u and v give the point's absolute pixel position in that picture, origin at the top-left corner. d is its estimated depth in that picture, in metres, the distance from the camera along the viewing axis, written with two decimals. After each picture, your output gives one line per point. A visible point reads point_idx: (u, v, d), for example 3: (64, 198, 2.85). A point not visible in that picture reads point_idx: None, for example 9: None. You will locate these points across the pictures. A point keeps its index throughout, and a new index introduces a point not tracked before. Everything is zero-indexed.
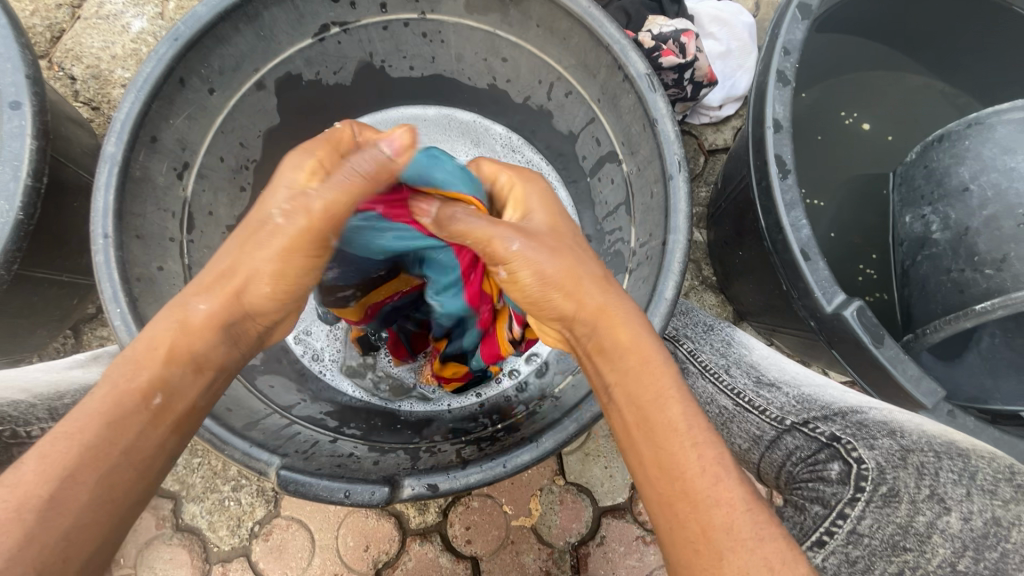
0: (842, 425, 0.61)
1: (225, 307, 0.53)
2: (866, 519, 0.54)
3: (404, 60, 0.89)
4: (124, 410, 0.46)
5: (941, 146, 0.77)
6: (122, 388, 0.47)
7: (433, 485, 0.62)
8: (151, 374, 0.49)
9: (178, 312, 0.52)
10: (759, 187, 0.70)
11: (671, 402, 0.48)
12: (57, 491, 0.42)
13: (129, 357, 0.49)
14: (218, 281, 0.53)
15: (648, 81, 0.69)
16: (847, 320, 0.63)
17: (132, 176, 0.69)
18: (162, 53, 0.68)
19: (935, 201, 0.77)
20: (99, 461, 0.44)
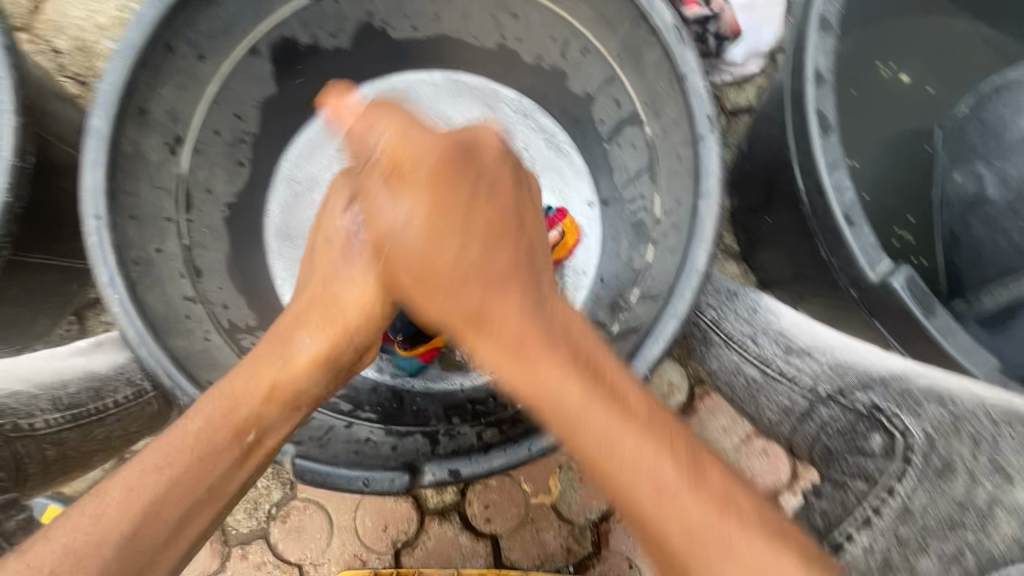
0: (885, 394, 0.59)
1: (326, 341, 0.60)
2: (920, 495, 0.56)
3: (406, 19, 0.83)
4: (214, 447, 0.52)
5: (990, 104, 0.81)
6: (217, 424, 0.53)
7: (456, 471, 0.60)
8: (249, 410, 0.55)
9: (286, 347, 0.59)
10: (795, 147, 0.65)
11: (614, 438, 0.46)
12: (141, 522, 0.47)
13: (225, 394, 0.55)
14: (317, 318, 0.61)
15: (676, 34, 0.63)
16: (895, 290, 0.59)
17: (122, 152, 0.64)
18: (145, 16, 0.62)
19: (990, 156, 0.76)
20: (186, 494, 0.50)
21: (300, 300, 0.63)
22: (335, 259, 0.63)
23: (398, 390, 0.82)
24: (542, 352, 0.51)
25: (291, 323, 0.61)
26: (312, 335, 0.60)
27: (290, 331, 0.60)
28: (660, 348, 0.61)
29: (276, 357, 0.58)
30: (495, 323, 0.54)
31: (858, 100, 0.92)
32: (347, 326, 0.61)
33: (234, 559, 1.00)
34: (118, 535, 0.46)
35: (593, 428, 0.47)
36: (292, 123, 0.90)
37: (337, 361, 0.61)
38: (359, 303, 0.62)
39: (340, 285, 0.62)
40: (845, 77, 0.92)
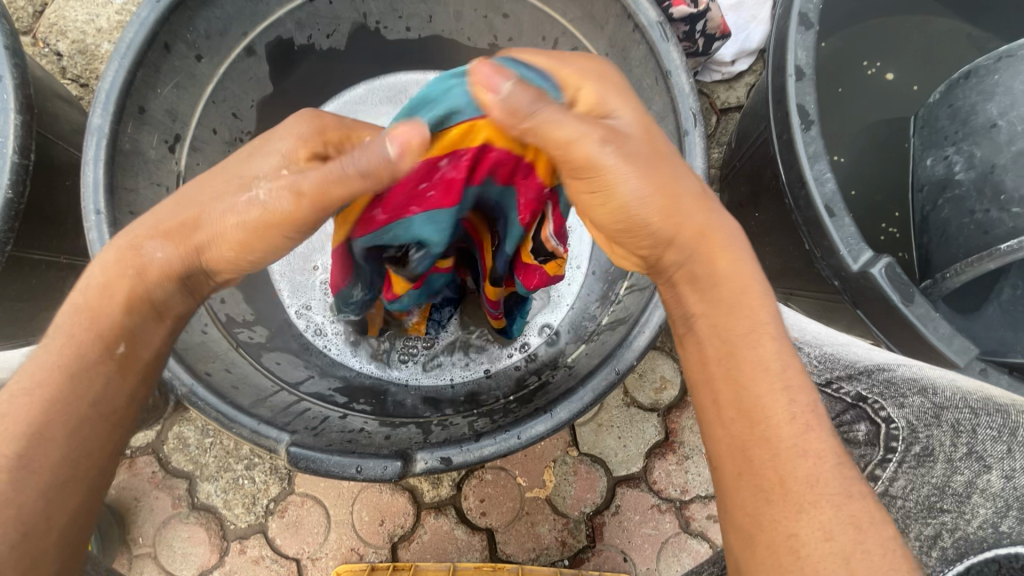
0: (868, 383, 0.60)
1: (180, 258, 0.49)
2: (900, 480, 0.56)
3: (400, 20, 0.85)
4: (88, 363, 0.47)
5: (964, 83, 0.75)
6: (81, 339, 0.47)
7: (446, 458, 0.61)
8: (111, 325, 0.48)
9: (135, 259, 0.48)
10: (778, 141, 0.66)
11: (763, 338, 0.47)
12: (26, 450, 0.44)
13: (82, 307, 0.48)
14: (175, 230, 0.48)
15: (660, 31, 0.65)
16: (874, 278, 0.60)
17: (122, 149, 0.66)
18: (144, 17, 0.64)
19: (959, 140, 0.75)
20: (67, 415, 0.45)
21: (156, 212, 0.50)
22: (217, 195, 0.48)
23: (393, 384, 0.85)
24: (729, 234, 0.49)
25: (138, 229, 0.49)
26: (162, 245, 0.49)
27: (139, 241, 0.49)
28: (647, 337, 0.62)
29: (127, 267, 0.48)
30: (712, 242, 0.48)
31: (844, 97, 0.94)
32: (212, 253, 0.49)
33: (233, 553, 1.01)
34: (7, 458, 0.43)
35: (797, 384, 0.45)
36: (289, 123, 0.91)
37: (200, 283, 0.52)
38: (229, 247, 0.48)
39: (212, 212, 0.48)
40: (830, 75, 0.94)
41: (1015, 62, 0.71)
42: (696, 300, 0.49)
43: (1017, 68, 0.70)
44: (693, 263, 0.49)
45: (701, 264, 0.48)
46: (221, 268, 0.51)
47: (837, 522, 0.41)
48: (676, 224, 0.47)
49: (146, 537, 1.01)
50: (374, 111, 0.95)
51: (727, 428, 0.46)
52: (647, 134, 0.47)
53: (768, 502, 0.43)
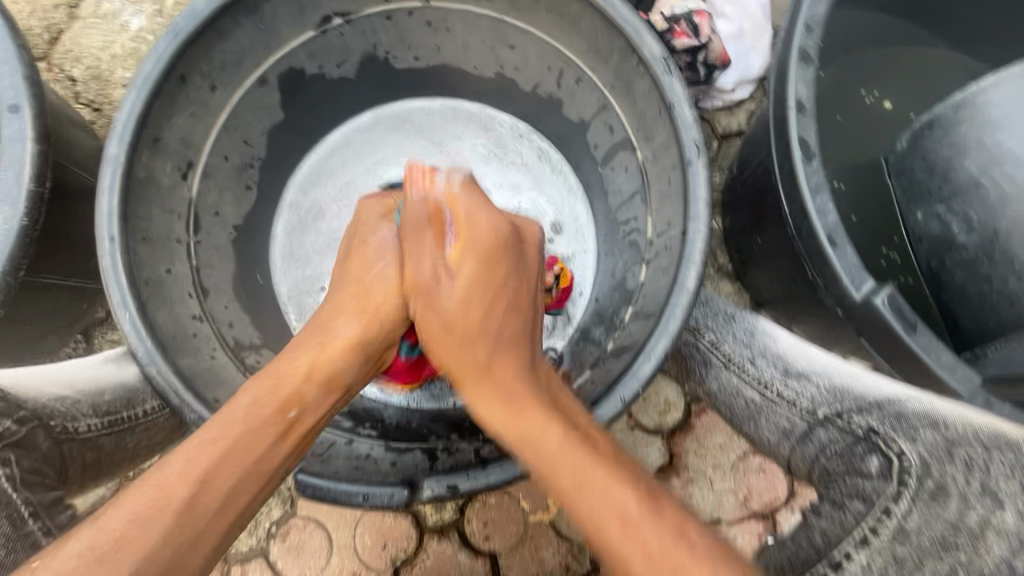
0: (881, 416, 0.60)
1: (361, 326, 0.63)
2: (914, 515, 0.54)
3: (409, 50, 0.87)
4: (261, 422, 0.52)
5: (932, 134, 0.78)
6: (265, 400, 0.54)
7: (453, 486, 0.61)
8: (290, 390, 0.55)
9: (325, 334, 0.61)
10: (781, 171, 0.68)
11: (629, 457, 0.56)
12: (195, 495, 0.47)
13: (274, 373, 0.56)
14: (361, 311, 0.64)
15: (664, 64, 0.67)
16: (877, 308, 0.61)
17: (136, 178, 0.67)
18: (161, 50, 0.66)
19: (947, 198, 0.77)
20: (241, 463, 0.50)
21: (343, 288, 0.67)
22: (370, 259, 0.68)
23: (397, 409, 0.85)
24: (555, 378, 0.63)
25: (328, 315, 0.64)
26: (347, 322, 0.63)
27: (329, 322, 0.63)
28: (651, 366, 0.62)
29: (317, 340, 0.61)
30: (472, 365, 0.60)
31: (843, 125, 0.96)
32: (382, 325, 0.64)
33: None
34: (178, 501, 0.46)
35: (546, 444, 0.52)
36: (297, 147, 0.93)
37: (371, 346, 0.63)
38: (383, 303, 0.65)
39: (372, 280, 0.66)
40: (830, 103, 0.96)
41: (974, 113, 0.74)
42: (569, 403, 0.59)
43: (979, 120, 0.73)
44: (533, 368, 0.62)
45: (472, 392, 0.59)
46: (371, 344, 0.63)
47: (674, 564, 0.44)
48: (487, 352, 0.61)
49: None
50: (378, 139, 0.98)
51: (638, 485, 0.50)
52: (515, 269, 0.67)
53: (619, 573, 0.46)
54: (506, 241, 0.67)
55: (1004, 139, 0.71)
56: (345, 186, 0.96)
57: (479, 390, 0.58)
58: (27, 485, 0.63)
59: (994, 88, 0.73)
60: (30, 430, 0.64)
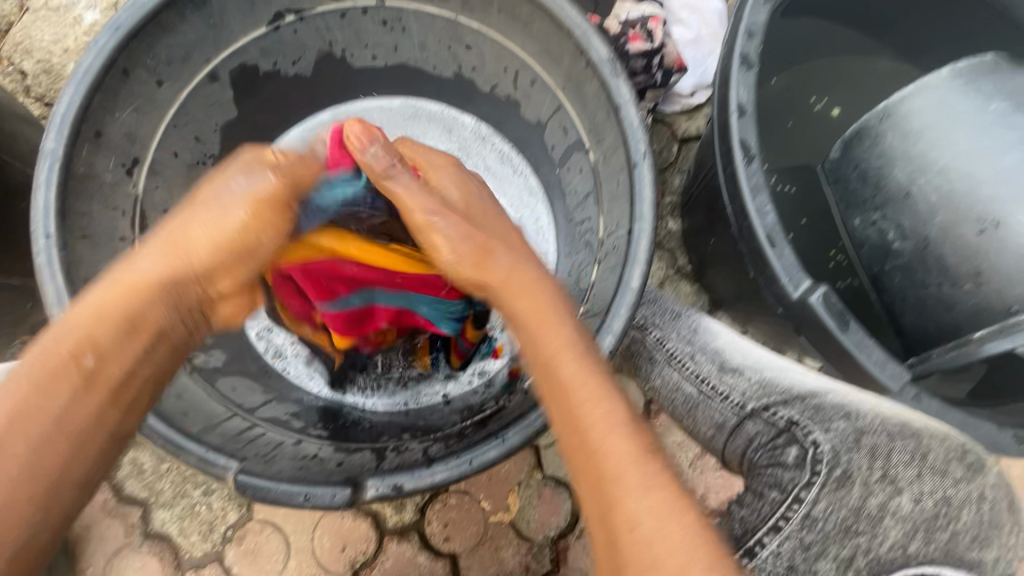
0: (801, 408, 0.61)
1: (167, 266, 0.52)
2: (821, 502, 0.55)
3: (366, 49, 0.87)
4: (55, 372, 0.48)
5: (862, 145, 0.85)
6: (50, 350, 0.48)
7: (398, 485, 0.60)
8: (78, 337, 0.49)
9: (124, 270, 0.52)
10: (724, 173, 0.69)
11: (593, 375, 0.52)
12: (27, 466, 0.46)
13: (72, 317, 0.49)
14: (165, 240, 0.53)
15: (611, 67, 0.68)
16: (813, 306, 0.63)
17: (76, 173, 0.66)
18: (102, 44, 0.65)
19: (881, 206, 0.82)
20: (30, 428, 0.46)
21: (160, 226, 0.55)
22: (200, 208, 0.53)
23: (352, 408, 0.84)
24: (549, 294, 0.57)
25: (134, 252, 0.53)
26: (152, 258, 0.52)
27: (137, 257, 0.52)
28: None
29: (120, 287, 0.51)
30: (520, 288, 0.56)
31: (794, 130, 0.99)
32: (199, 256, 0.52)
33: None
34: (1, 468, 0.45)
35: (571, 375, 0.51)
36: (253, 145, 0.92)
37: (190, 291, 0.53)
38: (215, 238, 0.52)
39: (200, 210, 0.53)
40: (781, 108, 0.98)
41: (897, 123, 0.80)
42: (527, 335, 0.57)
43: (903, 130, 0.79)
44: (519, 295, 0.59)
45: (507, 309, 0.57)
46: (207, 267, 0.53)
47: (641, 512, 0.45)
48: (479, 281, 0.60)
49: (95, 567, 0.97)
50: None
51: (595, 435, 0.49)
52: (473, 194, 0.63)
53: (601, 514, 0.47)
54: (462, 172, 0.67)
55: (929, 149, 0.77)
56: None
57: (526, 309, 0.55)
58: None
59: (911, 100, 0.80)
60: None
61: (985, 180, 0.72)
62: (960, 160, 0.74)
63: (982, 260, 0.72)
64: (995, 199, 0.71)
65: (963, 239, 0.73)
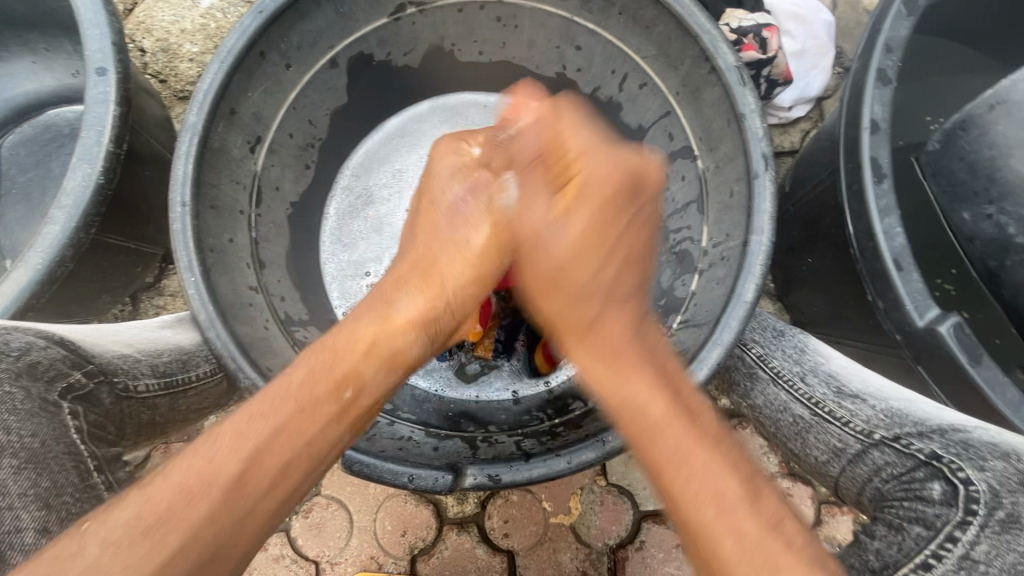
0: (943, 442, 0.56)
1: (426, 303, 0.62)
2: (982, 544, 0.48)
3: (475, 44, 0.88)
4: (319, 398, 0.52)
5: (965, 135, 0.71)
6: (322, 376, 0.54)
7: (496, 476, 0.61)
8: (347, 366, 0.55)
9: (386, 305, 0.61)
10: (847, 191, 0.67)
11: (660, 430, 0.50)
12: (247, 471, 0.48)
13: (329, 345, 0.56)
14: (418, 275, 0.64)
15: (738, 74, 0.67)
16: (942, 336, 0.60)
17: (210, 147, 0.69)
18: (246, 25, 0.68)
19: (998, 200, 0.70)
20: (288, 446, 0.50)
21: (402, 260, 0.67)
22: (438, 220, 0.68)
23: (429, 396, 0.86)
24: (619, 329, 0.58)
25: (393, 283, 0.64)
26: (410, 299, 0.62)
27: (394, 293, 0.62)
28: (703, 374, 0.62)
29: (376, 317, 0.59)
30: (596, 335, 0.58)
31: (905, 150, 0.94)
32: (455, 285, 0.65)
33: (254, 549, 1.01)
34: (228, 476, 0.47)
35: (655, 434, 0.50)
36: (356, 131, 0.95)
37: (439, 320, 0.63)
38: (462, 271, 0.65)
39: (444, 249, 0.66)
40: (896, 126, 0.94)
41: (1011, 109, 0.68)
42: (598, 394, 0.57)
43: (1018, 117, 0.67)
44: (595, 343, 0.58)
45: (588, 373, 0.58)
46: (461, 283, 0.65)
47: None
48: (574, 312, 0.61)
49: None
50: (432, 129, 0.99)
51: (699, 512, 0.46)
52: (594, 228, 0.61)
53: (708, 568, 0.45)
54: (624, 188, 0.60)
55: None
56: (399, 175, 0.98)
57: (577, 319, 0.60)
58: (93, 437, 0.62)
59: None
60: (95, 385, 0.62)
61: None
62: None
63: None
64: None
65: None
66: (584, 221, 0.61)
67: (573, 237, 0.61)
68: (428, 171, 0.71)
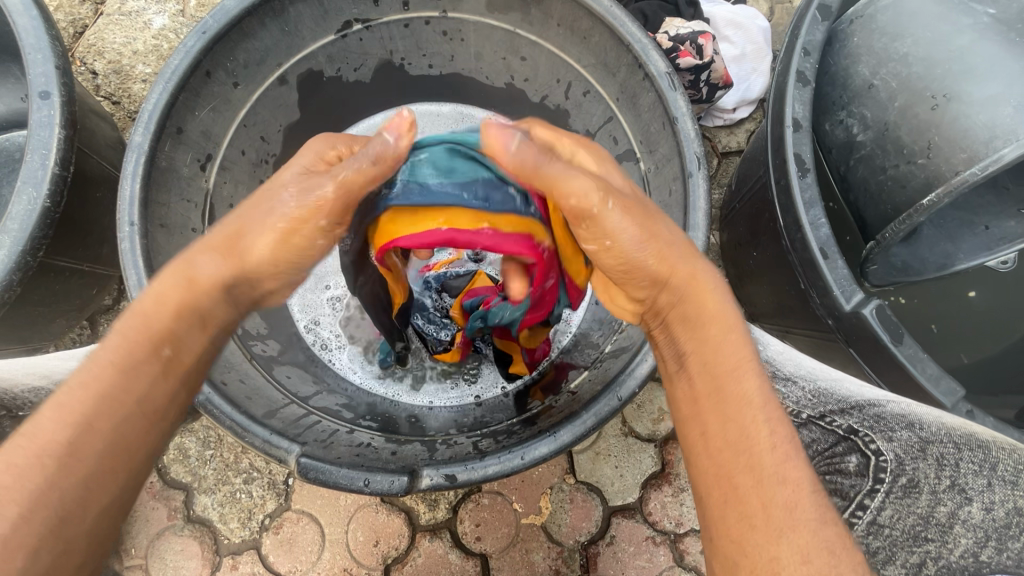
0: (860, 417, 0.58)
1: (228, 268, 0.53)
2: (887, 510, 0.55)
3: (424, 58, 0.90)
4: (137, 359, 0.48)
5: (831, 49, 0.78)
6: (134, 341, 0.49)
7: (451, 476, 0.62)
8: (162, 327, 0.50)
9: (187, 268, 0.52)
10: (777, 186, 0.71)
11: (748, 374, 0.50)
12: (73, 441, 0.45)
13: (138, 311, 0.50)
14: (227, 243, 0.53)
15: (669, 81, 0.70)
16: (866, 318, 0.64)
17: (158, 166, 0.70)
18: (190, 46, 0.69)
19: (847, 103, 0.75)
20: (116, 409, 0.47)
21: (222, 223, 0.55)
22: (279, 203, 0.54)
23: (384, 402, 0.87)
24: (711, 278, 0.54)
25: (191, 246, 0.54)
26: (212, 259, 0.53)
27: (194, 255, 0.53)
28: (649, 365, 0.65)
29: (179, 278, 0.51)
30: (702, 283, 0.54)
31: None
32: (257, 257, 0.53)
33: (224, 569, 1.00)
34: (52, 450, 0.44)
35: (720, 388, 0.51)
36: None
37: (243, 292, 0.55)
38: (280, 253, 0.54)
39: (255, 223, 0.53)
40: None
41: (866, 22, 0.75)
42: (687, 338, 0.53)
43: (869, 29, 0.74)
44: (684, 307, 0.54)
45: (692, 307, 0.53)
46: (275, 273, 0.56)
47: (816, 547, 0.43)
48: (667, 266, 0.53)
49: (139, 548, 1.00)
50: None
51: (756, 462, 0.46)
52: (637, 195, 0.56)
53: (752, 527, 0.44)
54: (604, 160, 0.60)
55: (892, 41, 0.72)
56: None
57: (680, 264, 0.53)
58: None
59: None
60: None
61: (942, 58, 0.68)
62: (921, 48, 0.70)
63: (933, 133, 0.67)
64: (949, 73, 0.67)
65: (919, 119, 0.69)
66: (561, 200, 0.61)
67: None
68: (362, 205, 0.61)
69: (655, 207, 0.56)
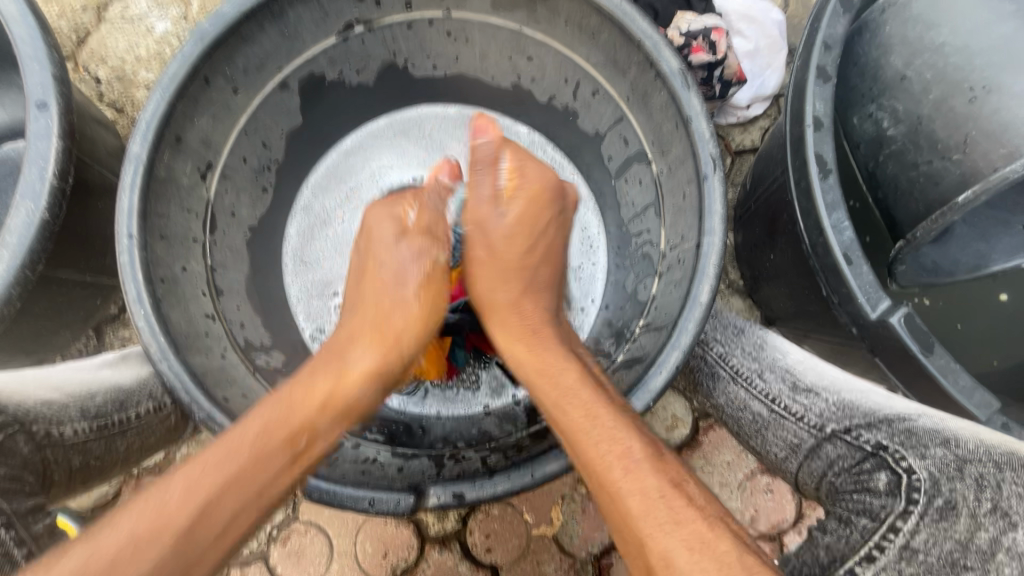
0: (890, 433, 0.59)
1: (379, 358, 0.64)
2: (921, 534, 0.52)
3: (427, 59, 0.88)
4: (271, 450, 0.55)
5: (859, 40, 0.74)
6: (274, 429, 0.56)
7: (460, 494, 0.60)
8: (304, 419, 0.57)
9: (341, 361, 0.63)
10: (796, 188, 0.67)
11: (586, 425, 0.57)
12: (200, 514, 0.51)
13: (283, 398, 0.58)
14: (372, 334, 0.65)
15: (682, 79, 0.67)
16: (893, 327, 0.61)
17: (157, 176, 0.68)
18: (187, 52, 0.67)
19: (878, 96, 0.72)
20: (243, 487, 0.53)
21: (355, 308, 0.70)
22: (397, 276, 0.69)
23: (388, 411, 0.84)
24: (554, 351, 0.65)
25: (346, 339, 0.66)
26: (363, 352, 0.64)
27: (349, 347, 0.64)
28: (664, 378, 0.62)
29: (333, 369, 0.62)
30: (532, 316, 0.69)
31: None
32: (405, 339, 0.67)
33: None
34: (176, 525, 0.50)
35: (577, 411, 0.58)
36: (314, 151, 0.94)
37: (389, 374, 0.65)
38: (384, 338, 0.65)
39: (397, 298, 0.68)
40: None
41: (900, 10, 0.70)
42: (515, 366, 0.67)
43: (904, 16, 0.70)
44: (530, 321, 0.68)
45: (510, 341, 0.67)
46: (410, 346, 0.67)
47: (673, 547, 0.50)
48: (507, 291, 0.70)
49: None
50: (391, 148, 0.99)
51: (639, 488, 0.53)
52: (524, 220, 0.70)
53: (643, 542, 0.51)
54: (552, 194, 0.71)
55: (928, 30, 0.68)
56: (351, 196, 0.97)
57: (516, 319, 0.68)
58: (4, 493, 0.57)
59: None
60: (12, 435, 0.59)
61: (982, 48, 0.65)
62: (960, 35, 0.66)
63: (970, 126, 0.64)
64: (990, 62, 0.64)
65: (954, 112, 0.65)
66: (522, 206, 0.70)
67: (513, 222, 0.70)
68: (370, 253, 0.71)
69: (545, 231, 0.72)
